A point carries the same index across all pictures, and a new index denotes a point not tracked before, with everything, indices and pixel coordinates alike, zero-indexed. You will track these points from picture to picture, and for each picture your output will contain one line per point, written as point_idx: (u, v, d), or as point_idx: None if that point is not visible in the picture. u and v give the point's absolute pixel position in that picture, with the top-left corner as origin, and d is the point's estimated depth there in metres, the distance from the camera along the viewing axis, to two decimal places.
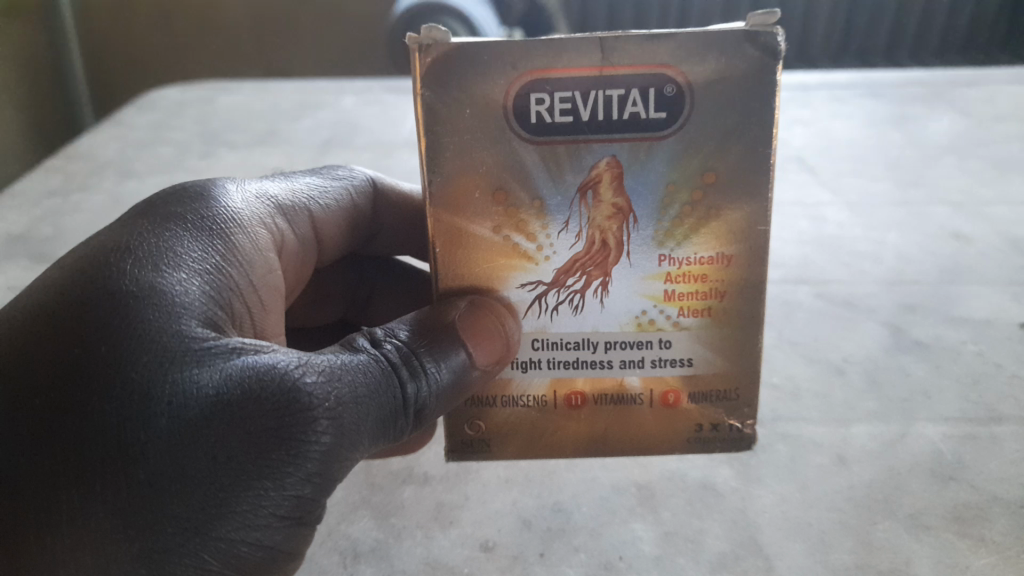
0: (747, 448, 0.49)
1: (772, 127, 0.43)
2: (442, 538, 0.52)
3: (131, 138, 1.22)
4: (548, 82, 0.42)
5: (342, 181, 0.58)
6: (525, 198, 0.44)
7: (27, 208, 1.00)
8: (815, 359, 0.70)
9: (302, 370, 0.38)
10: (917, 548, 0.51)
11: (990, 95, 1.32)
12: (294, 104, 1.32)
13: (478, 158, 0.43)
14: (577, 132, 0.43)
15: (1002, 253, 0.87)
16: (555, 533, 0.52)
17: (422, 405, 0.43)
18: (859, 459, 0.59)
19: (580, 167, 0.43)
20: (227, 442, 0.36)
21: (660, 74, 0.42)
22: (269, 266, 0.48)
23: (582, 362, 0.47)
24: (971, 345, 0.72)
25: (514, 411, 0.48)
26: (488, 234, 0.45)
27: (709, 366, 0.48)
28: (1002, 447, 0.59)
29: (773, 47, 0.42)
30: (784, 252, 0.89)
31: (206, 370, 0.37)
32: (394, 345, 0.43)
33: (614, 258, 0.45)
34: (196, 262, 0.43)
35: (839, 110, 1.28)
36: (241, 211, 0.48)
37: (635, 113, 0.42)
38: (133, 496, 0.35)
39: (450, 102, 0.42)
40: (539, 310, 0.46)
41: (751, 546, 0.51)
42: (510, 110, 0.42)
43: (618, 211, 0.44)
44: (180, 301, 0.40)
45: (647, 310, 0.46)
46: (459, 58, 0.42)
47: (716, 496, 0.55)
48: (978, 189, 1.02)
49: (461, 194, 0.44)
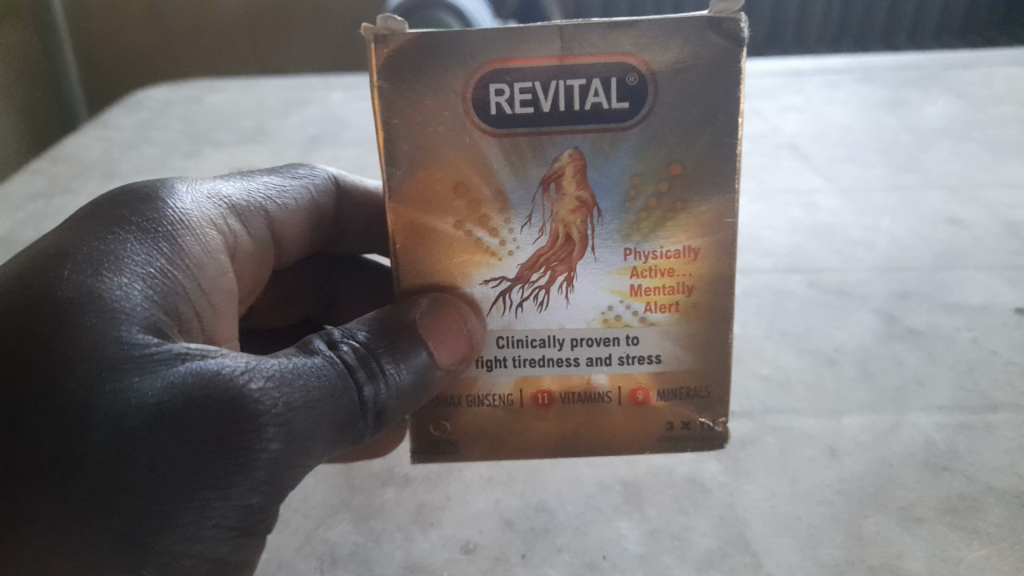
0: (719, 446, 0.47)
1: (739, 116, 0.42)
2: (422, 541, 0.51)
3: (116, 139, 1.20)
4: (507, 72, 0.41)
5: (303, 180, 0.57)
6: (487, 193, 0.43)
7: (10, 211, 0.99)
8: (806, 350, 0.69)
9: (248, 376, 0.37)
10: (909, 541, 0.50)
11: (987, 77, 1.30)
12: (281, 101, 1.31)
13: (438, 151, 0.42)
14: (539, 123, 0.41)
15: (998, 237, 0.86)
16: (538, 533, 0.51)
17: (380, 408, 0.42)
18: (850, 451, 0.57)
19: (543, 159, 0.42)
20: (168, 453, 0.35)
21: (622, 64, 0.41)
22: (220, 268, 0.47)
23: (548, 360, 0.46)
24: (966, 332, 0.70)
25: (482, 410, 0.47)
26: (449, 230, 0.43)
27: (679, 363, 0.46)
28: (996, 436, 0.58)
29: (736, 33, 0.41)
30: (775, 240, 0.88)
31: (147, 378, 0.36)
32: (352, 346, 0.42)
33: (579, 254, 0.44)
34: (140, 266, 0.42)
35: (833, 96, 1.27)
36: (191, 212, 0.47)
37: (598, 103, 0.41)
38: (71, 511, 0.35)
39: (408, 94, 0.41)
40: (503, 307, 0.45)
41: (739, 542, 0.50)
42: (469, 101, 0.41)
43: (582, 204, 0.43)
44: (122, 307, 0.39)
45: (614, 306, 0.45)
46: (416, 50, 0.41)
47: (703, 491, 0.54)
48: (974, 172, 1.01)
49: (421, 189, 0.43)
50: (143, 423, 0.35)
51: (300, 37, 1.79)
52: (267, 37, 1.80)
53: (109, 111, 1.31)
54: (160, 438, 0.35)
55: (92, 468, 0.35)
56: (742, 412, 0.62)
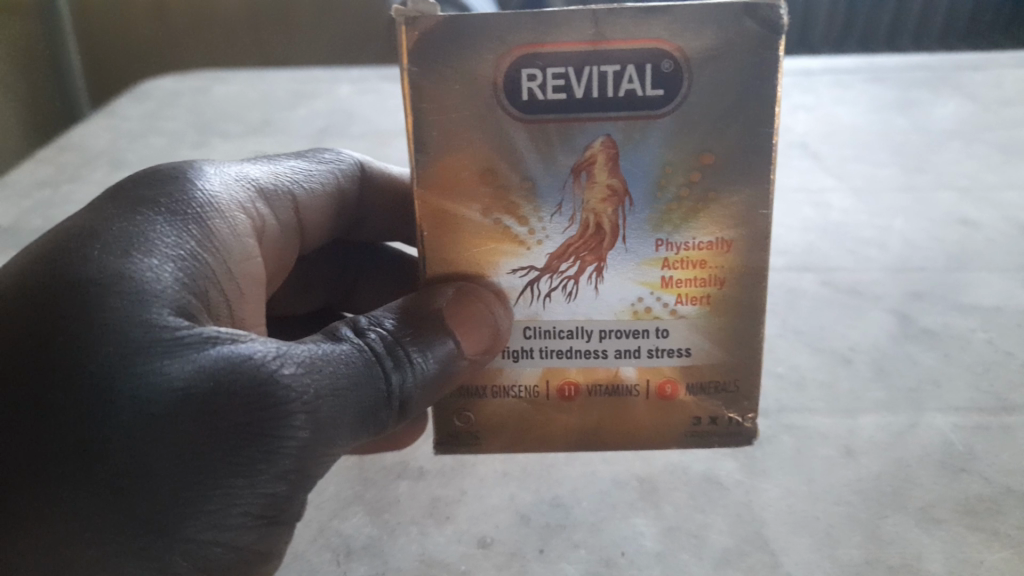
0: (745, 442, 0.47)
1: (774, 104, 0.41)
2: (437, 535, 0.50)
3: (122, 129, 1.20)
4: (539, 57, 0.40)
5: (328, 165, 0.56)
6: (515, 180, 0.42)
7: (16, 199, 0.98)
8: (820, 349, 0.68)
9: (279, 362, 0.37)
10: (928, 542, 0.50)
11: (997, 79, 1.29)
12: (289, 94, 1.30)
13: (468, 137, 0.42)
14: (570, 110, 0.41)
15: (1010, 238, 0.85)
16: (554, 529, 0.51)
17: (405, 398, 0.42)
18: (867, 451, 0.57)
19: (573, 147, 0.42)
20: (197, 439, 0.35)
21: (656, 49, 0.40)
22: (248, 252, 0.46)
23: (576, 351, 0.46)
24: (981, 333, 0.70)
25: (506, 402, 0.47)
26: (477, 218, 0.43)
27: (707, 357, 0.46)
28: (1013, 438, 0.58)
29: (773, 20, 0.40)
30: (787, 239, 0.87)
31: (177, 361, 0.36)
32: (378, 334, 0.42)
33: (609, 243, 0.43)
34: (169, 247, 0.41)
35: (843, 95, 1.26)
36: (220, 195, 0.46)
37: (631, 90, 0.41)
38: (98, 495, 0.34)
39: (436, 79, 0.41)
40: (530, 297, 0.44)
41: (756, 541, 0.50)
42: (501, 86, 0.41)
43: (612, 193, 0.42)
44: (153, 288, 0.38)
45: (643, 297, 0.45)
46: (448, 32, 0.40)
47: (719, 489, 0.54)
48: (985, 174, 1.00)
49: (450, 175, 0.42)
50: (176, 407, 0.35)
51: (306, 30, 1.79)
52: (272, 31, 1.80)
53: (115, 101, 1.30)
54: (189, 423, 0.35)
55: (121, 451, 0.34)
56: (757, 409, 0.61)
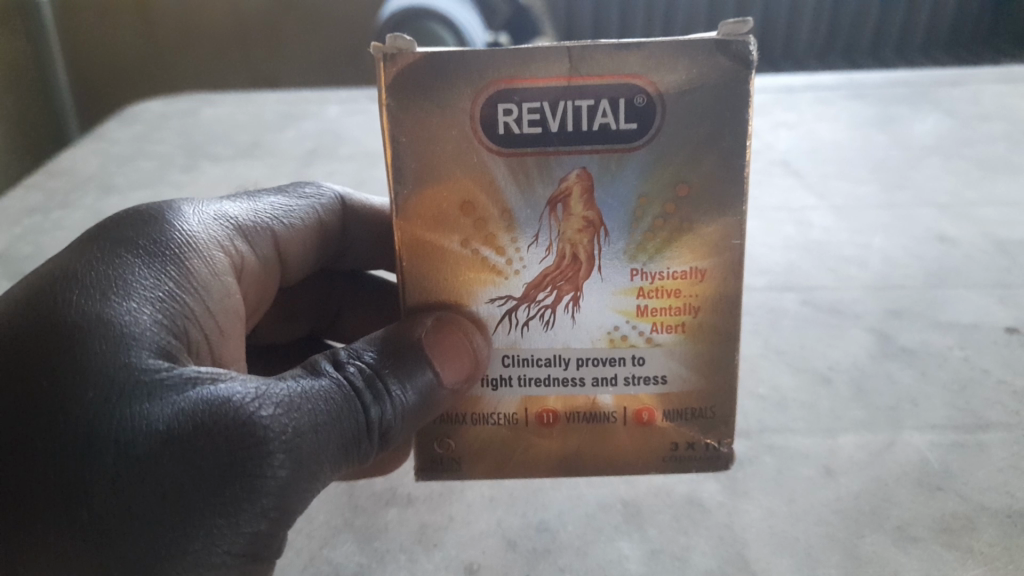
0: (723, 467, 0.48)
1: (746, 138, 0.43)
2: (426, 561, 0.51)
3: (112, 153, 1.21)
4: (515, 93, 0.42)
5: (309, 200, 0.57)
6: (493, 211, 0.44)
7: (8, 226, 0.99)
8: (801, 368, 0.70)
9: (257, 403, 0.38)
10: (905, 561, 0.51)
11: (975, 94, 1.32)
12: (277, 115, 1.31)
13: (447, 169, 0.43)
14: (547, 142, 0.42)
15: (989, 256, 0.87)
16: (540, 553, 0.52)
17: (385, 429, 0.42)
18: (847, 471, 0.58)
19: (550, 178, 0.43)
20: (176, 482, 0.35)
21: (630, 85, 0.42)
22: (228, 291, 0.47)
23: (555, 379, 0.47)
24: (958, 350, 0.72)
25: (486, 429, 0.48)
26: (456, 247, 0.44)
27: (684, 383, 0.47)
28: (989, 456, 0.59)
29: (744, 55, 0.42)
30: (770, 258, 0.89)
31: (158, 404, 0.37)
32: (359, 367, 0.43)
33: (585, 273, 0.45)
34: (149, 290, 0.42)
35: (825, 111, 1.29)
36: (199, 233, 0.47)
37: (605, 123, 0.42)
38: (84, 540, 0.35)
39: (414, 113, 0.42)
40: (509, 326, 0.46)
41: (738, 562, 0.51)
42: (478, 120, 0.42)
43: (588, 223, 0.44)
44: (131, 333, 0.39)
45: (620, 326, 0.46)
46: (425, 68, 0.41)
47: (702, 512, 0.55)
48: (964, 190, 1.02)
49: (429, 207, 0.44)
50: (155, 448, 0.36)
51: (294, 46, 1.81)
52: (259, 50, 1.82)
53: (104, 125, 1.31)
54: (168, 466, 0.36)
55: (101, 495, 0.35)
56: (740, 430, 0.62)
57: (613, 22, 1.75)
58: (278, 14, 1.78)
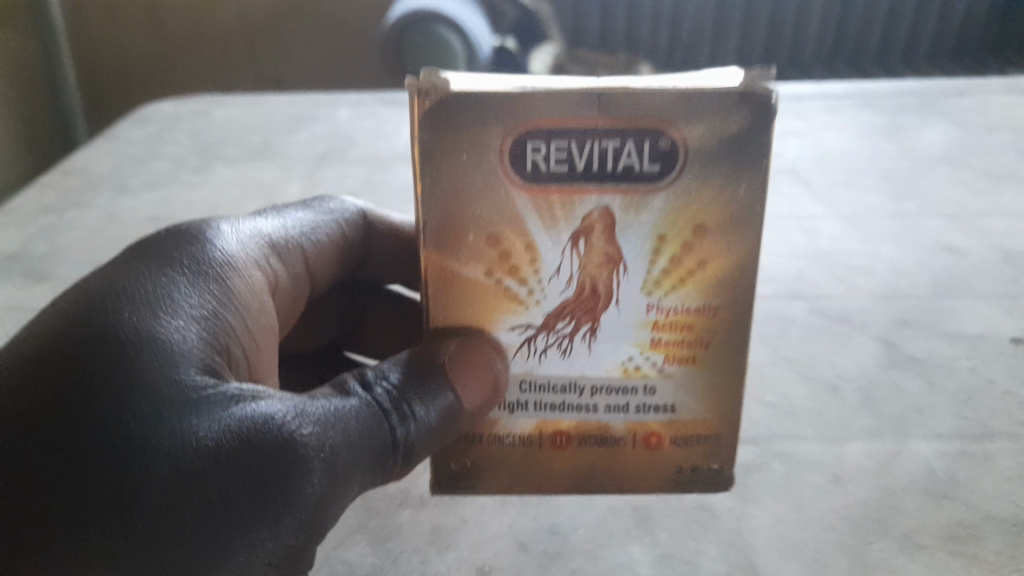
0: (720, 486, 0.52)
1: (762, 183, 0.45)
2: (439, 562, 0.52)
3: (124, 154, 1.22)
4: (544, 133, 0.43)
5: (333, 216, 0.59)
6: (518, 243, 0.46)
7: (22, 225, 1.00)
8: (810, 376, 0.70)
9: (299, 421, 0.40)
10: (912, 567, 0.52)
11: (983, 105, 1.33)
12: (289, 117, 1.32)
13: (476, 203, 0.45)
14: (572, 180, 0.44)
15: (996, 266, 0.88)
16: (552, 556, 0.52)
17: (409, 448, 0.44)
18: (855, 478, 0.59)
19: (573, 215, 0.45)
20: (224, 495, 0.37)
21: (655, 129, 0.43)
22: (264, 307, 0.49)
23: (570, 405, 0.50)
24: (965, 360, 0.72)
25: (504, 447, 0.51)
26: (480, 277, 0.47)
27: (690, 410, 0.50)
28: (996, 465, 0.60)
29: (767, 106, 0.43)
30: (778, 266, 0.89)
31: (206, 420, 0.39)
32: (386, 388, 0.45)
33: (602, 306, 0.47)
34: (194, 308, 0.44)
35: (833, 120, 1.29)
36: (237, 253, 0.49)
37: (629, 164, 0.44)
38: (132, 549, 0.36)
39: (446, 148, 0.44)
40: (528, 353, 0.49)
41: (746, 567, 0.52)
42: (507, 157, 0.44)
43: (608, 259, 0.46)
44: (179, 350, 0.41)
45: (633, 356, 0.49)
46: (457, 105, 0.43)
47: (711, 517, 0.55)
48: (972, 201, 1.03)
49: (456, 238, 0.46)
50: (204, 461, 0.38)
51: (301, 48, 1.82)
52: (266, 53, 1.84)
53: (116, 126, 1.32)
54: (218, 479, 0.37)
55: (152, 504, 0.37)
56: (749, 437, 0.63)
57: (621, 28, 1.76)
58: (285, 17, 1.79)
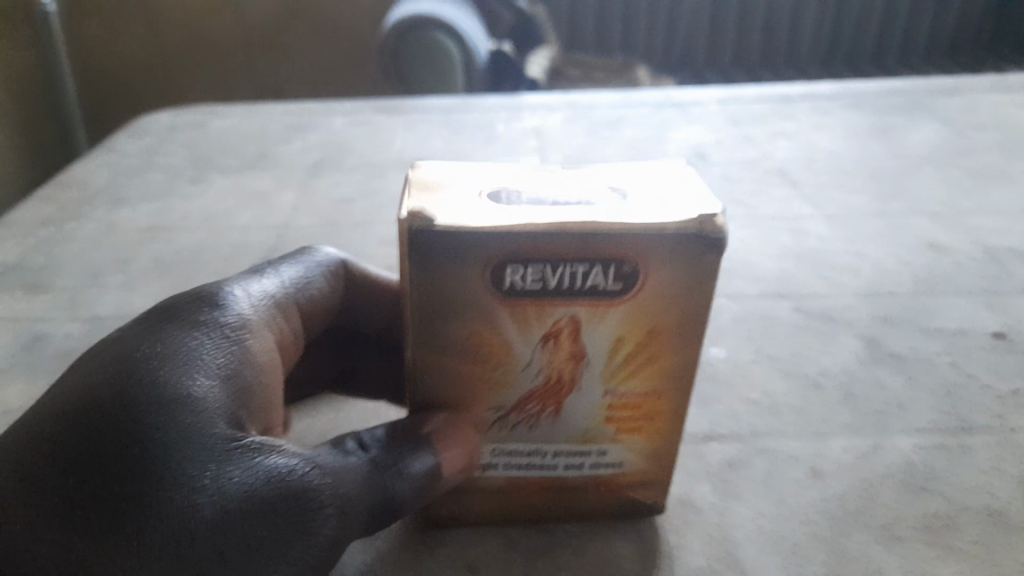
0: (659, 517, 0.56)
1: (711, 300, 0.48)
2: (429, 559, 0.54)
3: (123, 165, 1.23)
4: (522, 263, 0.45)
5: (321, 267, 0.61)
6: (497, 347, 0.48)
7: (23, 236, 1.02)
8: (793, 374, 0.72)
9: (314, 470, 0.44)
10: (889, 558, 0.53)
11: (970, 103, 1.34)
12: (284, 126, 1.34)
13: (460, 317, 0.47)
14: (544, 296, 0.47)
15: (979, 263, 0.89)
16: (539, 551, 0.54)
17: (400, 502, 0.48)
18: (834, 472, 0.61)
19: (546, 324, 0.48)
20: (257, 532, 0.40)
21: (622, 257, 0.46)
22: (275, 361, 0.51)
23: (533, 465, 0.53)
24: (945, 356, 0.74)
25: (473, 494, 0.54)
26: (463, 371, 0.49)
27: (636, 467, 0.54)
28: (972, 458, 0.62)
29: (720, 244, 0.45)
30: (764, 266, 0.91)
31: (238, 467, 0.42)
32: (378, 448, 0.48)
33: (567, 392, 0.50)
34: (218, 363, 0.46)
35: (822, 122, 1.31)
36: (249, 311, 0.52)
37: (596, 284, 0.46)
38: None
39: (432, 277, 0.46)
40: (498, 428, 0.51)
41: (727, 559, 0.53)
42: (488, 282, 0.46)
43: (574, 357, 0.49)
44: (209, 401, 0.44)
45: (590, 428, 0.52)
46: (443, 241, 0.44)
47: (693, 512, 0.57)
48: (956, 199, 1.05)
49: (441, 343, 0.48)
50: (233, 507, 0.40)
51: None
52: None
53: (114, 138, 1.34)
54: (251, 519, 0.40)
55: (195, 542, 0.39)
56: (733, 434, 0.65)
57: None
58: None
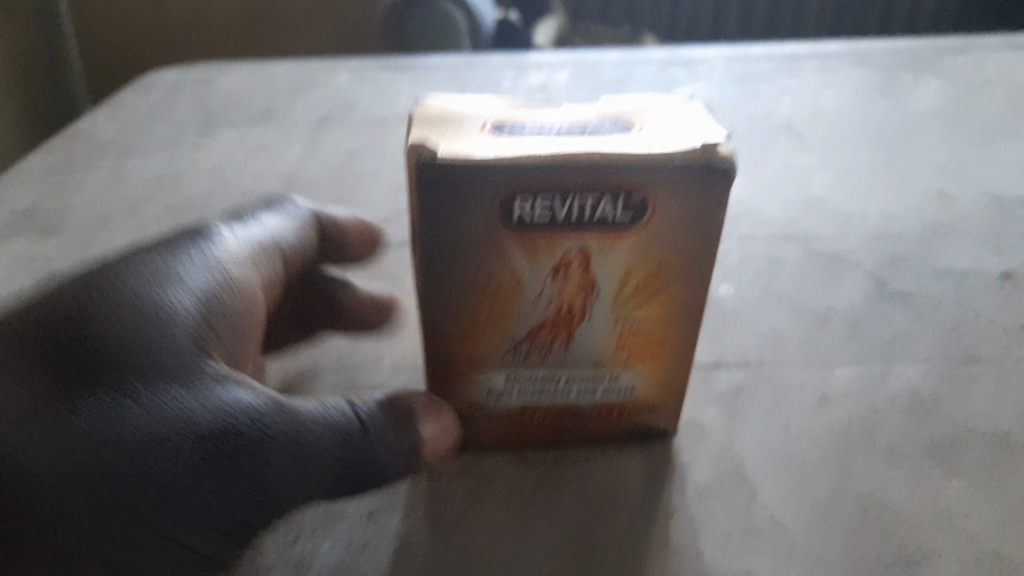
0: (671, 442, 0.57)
1: (719, 231, 0.48)
2: (442, 473, 0.54)
3: (130, 119, 1.24)
4: (530, 193, 0.45)
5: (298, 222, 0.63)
6: (507, 278, 0.48)
7: (33, 184, 1.02)
8: (799, 309, 0.72)
9: (268, 411, 0.45)
10: (895, 475, 0.54)
11: (977, 61, 1.34)
12: (291, 83, 1.34)
13: (470, 251, 0.47)
14: (553, 226, 0.47)
15: (985, 210, 0.90)
16: (550, 464, 0.55)
17: (380, 477, 0.46)
18: (841, 398, 0.61)
19: (555, 253, 0.48)
20: (188, 466, 0.42)
21: (630, 188, 0.45)
22: (251, 303, 0.53)
23: (547, 392, 0.54)
24: (952, 294, 0.74)
25: (487, 423, 0.55)
26: (473, 305, 0.49)
27: (646, 393, 0.54)
28: (978, 387, 0.62)
29: (729, 173, 0.45)
30: (771, 212, 0.91)
31: (186, 399, 0.43)
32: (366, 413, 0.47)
33: (578, 322, 0.51)
34: (185, 301, 0.48)
35: (829, 79, 1.31)
36: (223, 257, 0.53)
37: (605, 214, 0.46)
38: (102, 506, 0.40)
39: (440, 211, 0.45)
40: (511, 357, 0.52)
41: (736, 476, 0.54)
42: (497, 214, 0.46)
43: (584, 286, 0.50)
44: (169, 335, 0.46)
45: (601, 355, 0.53)
46: (452, 174, 0.44)
47: (701, 433, 0.58)
48: (963, 151, 1.05)
49: (450, 279, 0.48)
50: (169, 437, 0.42)
51: None
52: None
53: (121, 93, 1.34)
54: (189, 453, 0.42)
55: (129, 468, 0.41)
56: (740, 362, 0.65)
57: None
58: None
